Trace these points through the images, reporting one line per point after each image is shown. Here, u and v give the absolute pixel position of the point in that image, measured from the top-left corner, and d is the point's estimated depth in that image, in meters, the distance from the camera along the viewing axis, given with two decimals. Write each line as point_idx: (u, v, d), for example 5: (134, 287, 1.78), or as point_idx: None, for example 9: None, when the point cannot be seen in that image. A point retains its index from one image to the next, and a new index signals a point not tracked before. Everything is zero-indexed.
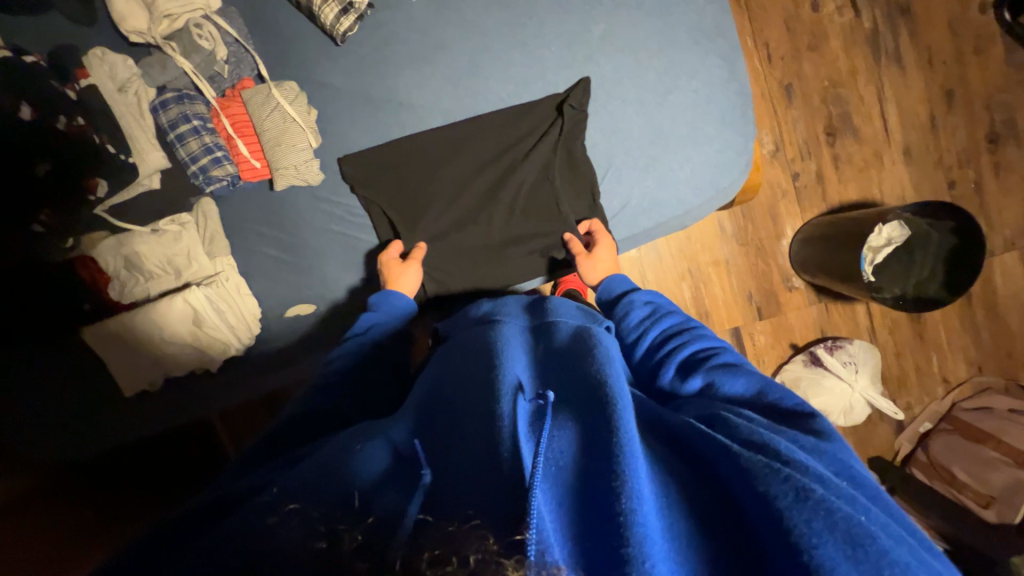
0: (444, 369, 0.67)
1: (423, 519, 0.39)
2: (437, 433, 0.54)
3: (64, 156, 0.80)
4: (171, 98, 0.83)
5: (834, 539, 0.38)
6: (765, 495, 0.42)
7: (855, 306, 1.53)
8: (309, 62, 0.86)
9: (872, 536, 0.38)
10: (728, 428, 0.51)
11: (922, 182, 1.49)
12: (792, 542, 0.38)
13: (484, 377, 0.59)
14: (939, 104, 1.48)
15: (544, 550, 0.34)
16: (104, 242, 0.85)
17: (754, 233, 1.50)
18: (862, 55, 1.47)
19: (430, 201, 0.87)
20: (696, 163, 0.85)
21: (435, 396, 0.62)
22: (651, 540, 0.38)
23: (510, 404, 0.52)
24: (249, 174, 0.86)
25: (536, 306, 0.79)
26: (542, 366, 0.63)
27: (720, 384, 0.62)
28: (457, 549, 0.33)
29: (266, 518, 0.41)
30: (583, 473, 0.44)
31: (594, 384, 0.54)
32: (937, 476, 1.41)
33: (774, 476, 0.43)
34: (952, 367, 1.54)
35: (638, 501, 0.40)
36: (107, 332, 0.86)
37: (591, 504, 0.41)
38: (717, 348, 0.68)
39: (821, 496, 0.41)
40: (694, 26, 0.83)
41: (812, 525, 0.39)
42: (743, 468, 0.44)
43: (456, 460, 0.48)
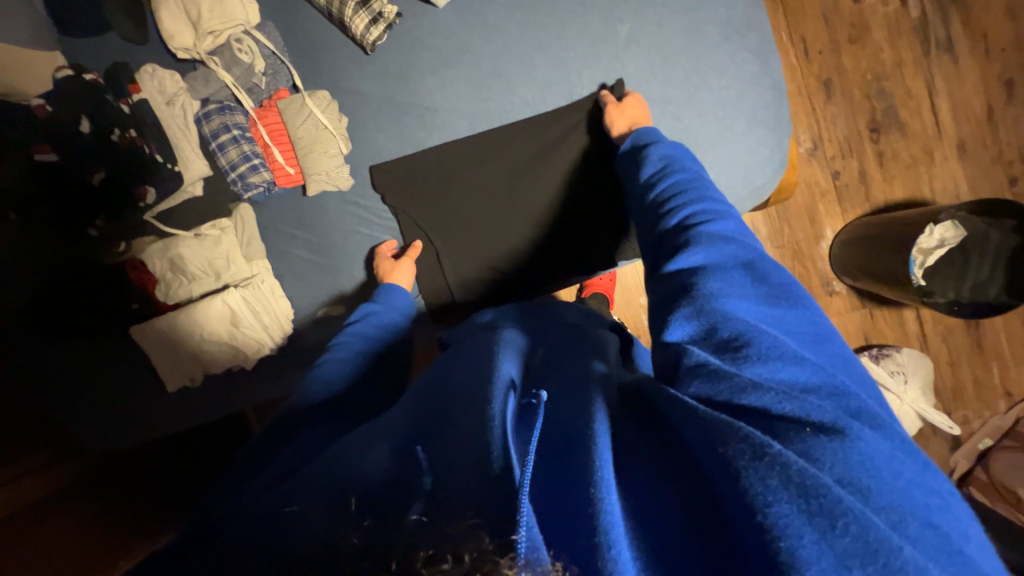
0: (436, 368, 0.65)
1: (420, 520, 0.37)
2: (431, 431, 0.51)
3: (117, 165, 0.86)
4: (214, 110, 0.88)
5: (787, 494, 0.34)
6: (724, 456, 0.37)
7: (903, 312, 1.43)
8: (340, 72, 0.89)
9: (830, 488, 0.34)
10: (694, 373, 0.45)
11: (978, 179, 1.39)
12: (748, 505, 0.34)
13: (475, 380, 0.54)
14: (996, 95, 1.38)
15: (534, 547, 0.32)
16: (151, 246, 0.91)
17: (790, 235, 1.44)
18: (908, 46, 1.39)
19: (454, 206, 0.88)
20: (727, 161, 0.81)
21: (427, 390, 0.60)
22: (617, 531, 0.35)
23: (501, 399, 0.48)
24: (283, 180, 0.90)
25: (539, 313, 0.75)
26: (539, 367, 0.58)
27: (707, 265, 0.53)
28: (454, 548, 0.31)
29: (270, 531, 0.42)
30: (560, 462, 0.41)
31: (583, 381, 0.50)
32: (999, 496, 1.29)
33: (732, 433, 0.38)
34: (1015, 379, 1.42)
35: (607, 494, 0.37)
36: (152, 330, 0.91)
37: (565, 492, 0.38)
38: (721, 212, 0.58)
39: (780, 453, 0.36)
40: (724, 21, 0.80)
41: (767, 483, 0.34)
42: (704, 427, 0.39)
43: (449, 453, 0.46)
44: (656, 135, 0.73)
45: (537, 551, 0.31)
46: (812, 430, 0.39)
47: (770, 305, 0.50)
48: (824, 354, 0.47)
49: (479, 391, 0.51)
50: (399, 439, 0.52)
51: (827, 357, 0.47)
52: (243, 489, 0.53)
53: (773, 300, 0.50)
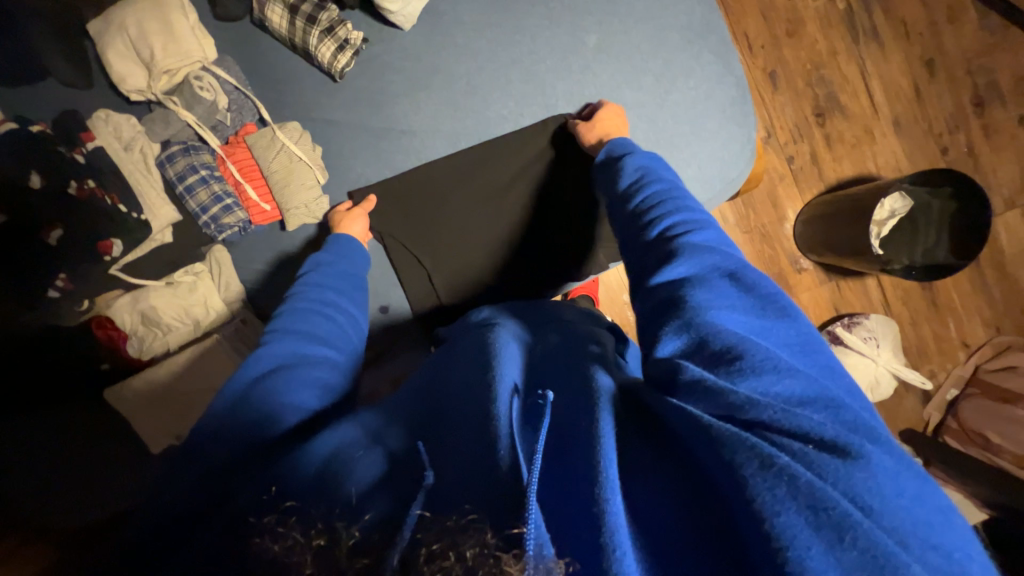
0: (419, 379, 0.60)
1: (423, 516, 0.37)
2: (429, 430, 0.50)
3: (77, 219, 0.79)
4: (177, 151, 0.84)
5: (795, 506, 0.34)
6: (731, 463, 0.38)
7: (865, 280, 1.53)
8: (309, 102, 0.87)
9: (837, 498, 0.34)
10: (689, 389, 0.45)
11: (914, 152, 1.51)
12: (755, 514, 0.35)
13: (478, 376, 0.52)
14: (921, 75, 1.51)
15: (542, 543, 0.33)
16: (119, 300, 0.86)
17: (756, 220, 1.52)
18: (839, 36, 1.50)
19: (440, 227, 0.87)
20: (702, 157, 0.84)
21: (421, 391, 0.57)
22: (623, 536, 0.36)
23: (507, 404, 0.46)
24: (260, 218, 0.87)
25: (537, 309, 0.75)
26: (544, 362, 0.57)
27: (693, 278, 0.54)
28: (455, 544, 0.32)
29: (262, 523, 0.40)
30: (563, 465, 0.41)
31: (583, 379, 0.50)
32: (972, 441, 1.41)
33: (739, 443, 0.38)
34: (970, 331, 1.54)
35: (613, 494, 0.38)
36: (128, 390, 0.85)
37: (569, 493, 0.39)
38: (701, 225, 0.61)
39: (786, 464, 0.36)
40: (684, 26, 0.84)
41: (775, 494, 0.35)
42: (711, 437, 0.39)
43: (453, 450, 0.45)
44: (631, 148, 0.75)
45: (545, 548, 0.33)
46: (815, 447, 0.39)
47: (757, 316, 0.50)
48: (815, 364, 0.48)
49: (476, 389, 0.50)
50: (393, 444, 0.50)
51: (817, 367, 0.47)
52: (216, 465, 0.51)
53: (760, 311, 0.51)
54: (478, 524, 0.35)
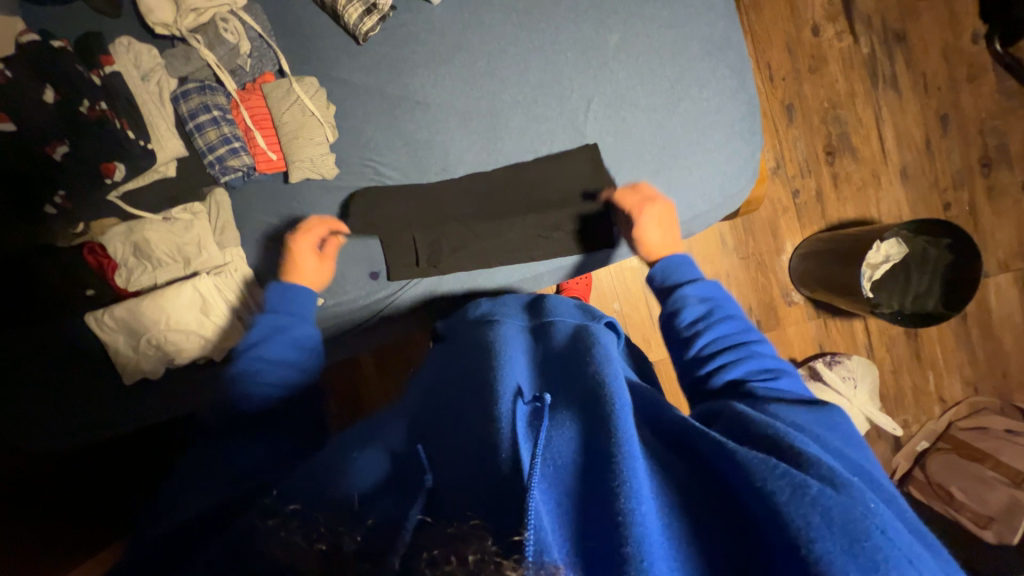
0: (447, 379, 0.64)
1: (424, 520, 0.39)
2: (434, 432, 0.53)
3: (86, 140, 0.81)
4: (193, 89, 0.85)
5: (827, 536, 0.36)
6: (761, 488, 0.40)
7: (853, 322, 1.55)
8: (329, 61, 0.88)
9: (868, 530, 0.37)
10: (742, 430, 0.51)
11: (917, 203, 1.53)
12: (790, 538, 0.37)
13: (484, 382, 0.56)
14: (934, 128, 1.53)
15: (542, 549, 0.33)
16: (114, 229, 0.87)
17: (754, 247, 1.54)
18: (859, 79, 1.52)
19: (426, 198, 0.89)
20: (705, 169, 0.86)
21: (437, 395, 0.61)
22: (651, 541, 0.36)
23: (509, 407, 0.50)
24: (264, 165, 0.88)
25: (533, 304, 0.79)
26: (542, 369, 0.62)
27: (754, 390, 0.61)
28: (457, 549, 0.33)
29: (265, 523, 0.39)
30: (589, 470, 0.43)
31: (593, 387, 0.52)
32: (936, 496, 1.41)
33: (770, 470, 0.41)
34: (949, 386, 1.55)
35: (638, 501, 0.38)
36: (111, 317, 0.86)
37: (593, 502, 0.40)
38: (773, 371, 0.65)
39: (816, 492, 0.39)
40: (706, 38, 0.85)
41: (809, 521, 0.37)
42: (739, 464, 0.43)
43: (450, 456, 0.47)
44: (688, 262, 0.78)
45: (546, 553, 0.33)
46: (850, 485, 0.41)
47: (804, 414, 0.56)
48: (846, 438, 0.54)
49: (486, 400, 0.53)
50: (398, 446, 0.52)
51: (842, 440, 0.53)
52: (209, 488, 0.53)
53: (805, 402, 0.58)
54: (479, 527, 0.36)
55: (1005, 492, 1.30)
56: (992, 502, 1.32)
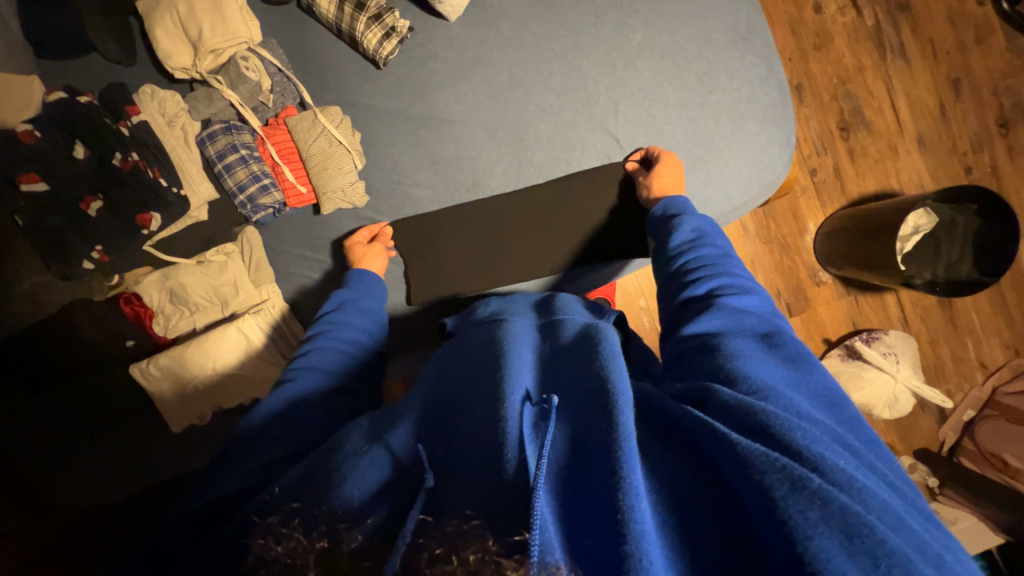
0: (438, 370, 0.59)
1: (424, 519, 0.39)
2: (432, 431, 0.50)
3: (122, 192, 0.80)
4: (218, 130, 0.84)
5: (829, 531, 0.34)
6: (761, 484, 0.38)
7: (884, 296, 1.53)
8: (350, 87, 0.88)
9: (872, 526, 0.35)
10: (724, 409, 0.45)
11: (938, 170, 1.51)
12: (789, 535, 0.35)
13: (487, 379, 0.52)
14: (947, 93, 1.51)
15: (545, 547, 0.34)
16: (148, 277, 0.87)
17: (776, 231, 1.52)
18: (866, 52, 1.51)
19: (461, 216, 0.88)
20: (741, 160, 0.84)
21: (427, 390, 0.57)
22: (649, 542, 0.36)
23: (516, 408, 0.47)
24: (295, 200, 0.88)
25: (543, 300, 0.73)
26: (548, 359, 0.57)
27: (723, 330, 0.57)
28: (457, 550, 0.33)
29: (264, 525, 0.41)
30: (573, 471, 0.42)
31: (596, 383, 0.48)
32: (989, 464, 1.39)
33: (770, 464, 0.39)
34: (989, 352, 1.53)
35: (636, 497, 0.38)
36: (154, 366, 0.85)
37: (588, 502, 0.39)
38: (746, 290, 0.63)
39: (818, 486, 0.37)
40: (730, 27, 0.84)
41: (808, 517, 0.35)
42: (741, 462, 0.40)
43: (455, 455, 0.46)
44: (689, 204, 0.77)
45: (548, 553, 0.34)
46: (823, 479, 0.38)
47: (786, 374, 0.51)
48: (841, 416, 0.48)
49: (484, 398, 0.49)
50: (400, 446, 0.50)
51: (844, 423, 0.48)
52: (219, 474, 0.54)
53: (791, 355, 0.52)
54: (477, 529, 0.36)
55: None
56: None
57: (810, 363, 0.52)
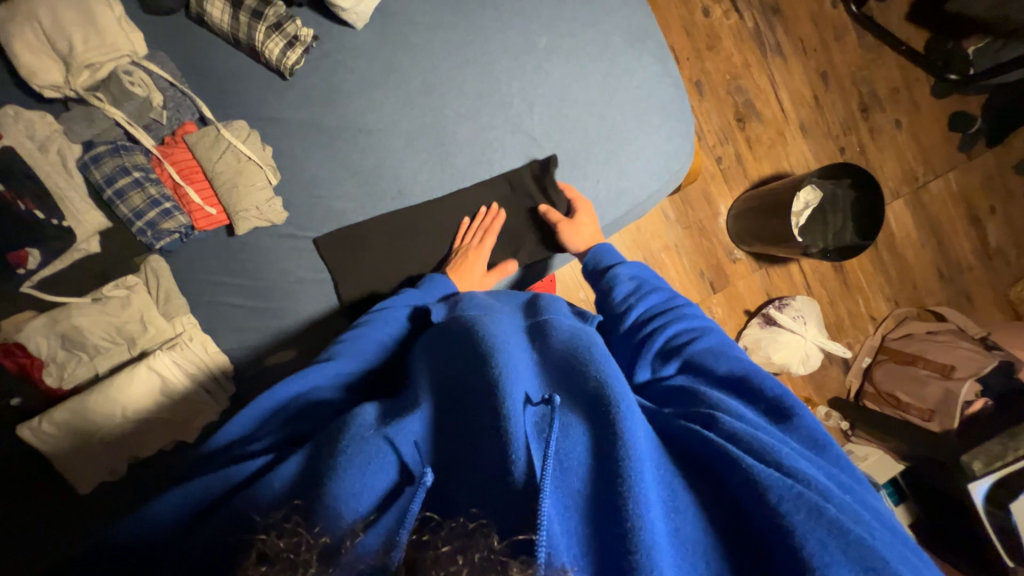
0: (442, 371, 0.58)
1: (427, 516, 0.40)
2: (450, 442, 0.49)
3: None
4: (104, 152, 0.77)
5: (842, 555, 0.37)
6: (776, 505, 0.40)
7: (789, 266, 1.71)
8: (255, 100, 0.83)
9: (884, 559, 0.37)
10: (730, 436, 0.47)
11: (819, 152, 1.72)
12: (799, 554, 0.38)
13: (483, 386, 0.52)
14: (818, 85, 1.72)
15: (552, 551, 0.36)
16: (31, 323, 0.77)
17: (694, 216, 1.65)
18: (751, 51, 1.69)
19: (389, 224, 0.87)
20: (649, 152, 0.91)
21: (440, 390, 0.56)
22: (662, 552, 0.38)
23: (520, 411, 0.48)
24: (204, 222, 0.81)
25: (528, 300, 0.75)
26: (548, 365, 0.58)
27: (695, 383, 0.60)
28: (463, 549, 0.33)
29: (265, 521, 0.39)
30: (594, 492, 0.43)
31: (598, 398, 0.49)
32: (886, 402, 1.60)
33: (784, 488, 0.41)
34: (875, 305, 1.76)
35: (649, 511, 0.40)
36: (49, 421, 0.75)
37: (605, 518, 0.41)
38: (699, 331, 0.67)
39: (835, 515, 0.39)
40: (626, 31, 0.91)
41: (823, 543, 0.38)
42: (752, 480, 0.42)
43: (462, 477, 0.45)
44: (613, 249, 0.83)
45: (555, 556, 0.36)
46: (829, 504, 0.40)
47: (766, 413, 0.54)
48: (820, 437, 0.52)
49: (492, 409, 0.49)
50: (409, 451, 0.48)
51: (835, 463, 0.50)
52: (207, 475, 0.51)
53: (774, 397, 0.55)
54: (484, 530, 0.37)
55: (939, 385, 1.47)
56: (929, 397, 1.48)
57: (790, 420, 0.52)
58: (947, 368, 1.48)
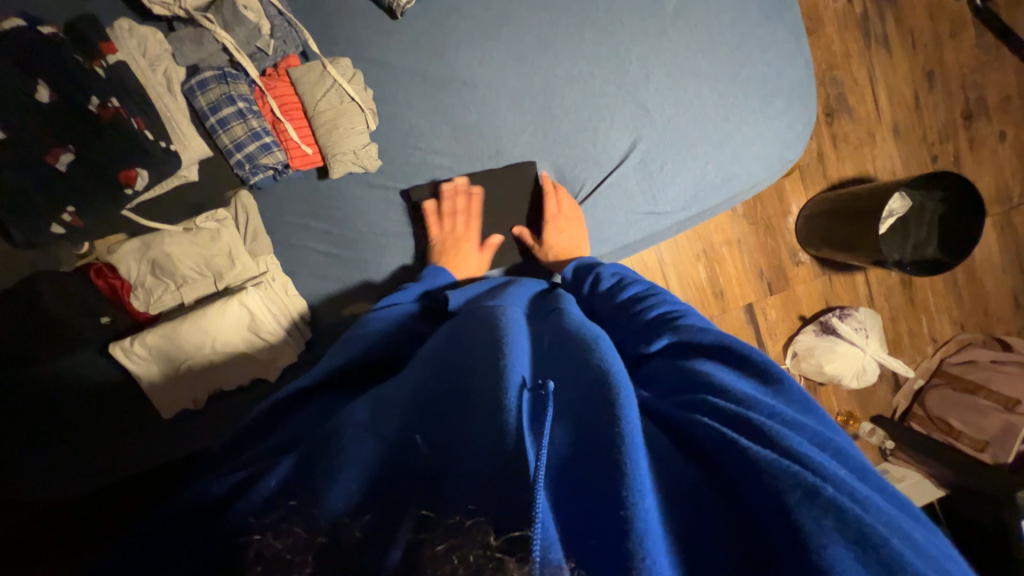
0: (436, 350, 0.54)
1: (425, 516, 0.35)
2: (430, 420, 0.44)
3: (103, 148, 0.68)
4: (211, 78, 0.74)
5: (842, 541, 0.31)
6: (774, 487, 0.33)
7: (855, 276, 1.61)
8: (362, 40, 0.80)
9: (886, 537, 0.31)
10: (721, 411, 0.40)
11: (909, 159, 1.58)
12: (800, 543, 0.31)
13: (478, 373, 0.46)
14: (922, 84, 1.56)
15: (547, 545, 0.31)
16: (125, 246, 0.76)
17: (762, 212, 1.57)
18: (854, 39, 1.53)
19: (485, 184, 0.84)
20: (767, 138, 0.86)
21: (433, 365, 0.51)
22: (654, 537, 0.32)
23: (515, 398, 0.42)
24: (299, 161, 0.79)
25: (539, 299, 0.69)
26: (544, 353, 0.52)
27: (671, 363, 0.50)
28: (457, 548, 0.31)
29: (263, 523, 0.35)
30: (575, 475, 0.37)
31: (597, 381, 0.43)
32: (934, 426, 1.50)
33: (783, 471, 0.34)
34: (939, 327, 1.62)
35: (642, 494, 0.34)
36: (142, 347, 0.77)
37: (587, 499, 0.36)
38: (683, 312, 0.57)
39: (833, 495, 0.32)
40: (765, 1, 0.83)
41: (822, 525, 0.31)
42: (750, 464, 0.35)
43: (455, 444, 0.40)
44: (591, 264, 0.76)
45: (552, 551, 0.31)
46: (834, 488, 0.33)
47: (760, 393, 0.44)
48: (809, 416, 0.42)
49: (479, 385, 0.44)
50: (387, 427, 0.43)
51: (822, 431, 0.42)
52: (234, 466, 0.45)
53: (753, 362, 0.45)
54: (481, 525, 0.33)
55: (1001, 417, 1.37)
56: (987, 427, 1.39)
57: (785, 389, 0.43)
58: (1011, 401, 1.38)
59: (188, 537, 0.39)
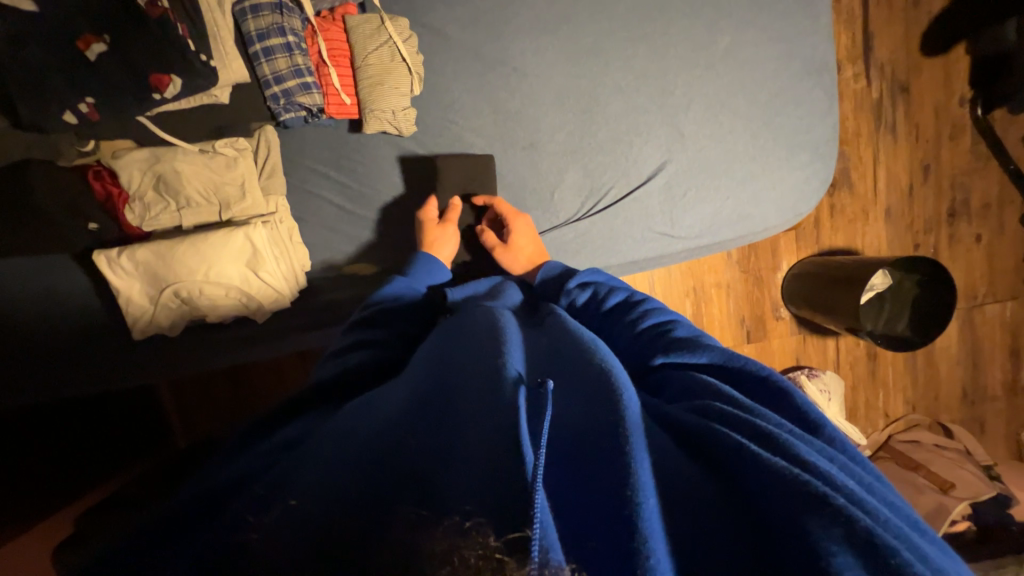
0: (432, 353, 0.53)
1: (421, 516, 0.33)
2: (421, 418, 0.43)
3: (141, 46, 0.65)
4: (266, 4, 0.73)
5: (850, 550, 0.31)
6: (782, 493, 0.34)
7: (827, 341, 1.68)
8: (422, 4, 0.80)
9: (897, 548, 0.31)
10: (728, 418, 0.41)
11: (894, 241, 1.68)
12: (809, 548, 0.31)
13: (478, 372, 0.45)
14: (918, 176, 1.66)
15: (548, 547, 0.28)
16: (133, 154, 0.73)
17: (755, 263, 1.63)
18: (866, 121, 1.61)
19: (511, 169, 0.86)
20: (786, 185, 0.90)
21: (431, 367, 0.50)
22: (656, 534, 0.33)
23: (513, 394, 0.41)
24: (335, 109, 0.78)
25: (533, 307, 0.70)
26: (547, 352, 0.52)
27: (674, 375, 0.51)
28: (452, 551, 0.27)
29: (263, 524, 0.35)
30: (582, 466, 0.37)
31: (599, 377, 0.44)
32: None
33: (791, 477, 0.34)
34: (893, 405, 1.71)
35: (645, 495, 0.34)
36: (126, 260, 0.73)
37: (593, 485, 0.36)
38: (670, 322, 0.60)
39: (843, 505, 0.32)
40: (808, 59, 0.88)
41: (829, 532, 0.31)
42: (757, 467, 0.36)
43: (456, 443, 0.39)
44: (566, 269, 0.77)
45: (551, 552, 0.28)
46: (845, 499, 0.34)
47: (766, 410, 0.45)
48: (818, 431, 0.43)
49: (480, 383, 0.44)
50: (381, 421, 0.43)
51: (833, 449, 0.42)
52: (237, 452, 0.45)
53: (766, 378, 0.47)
54: (480, 526, 0.30)
55: (934, 497, 1.45)
56: (920, 504, 1.46)
57: (791, 403, 0.45)
58: (946, 484, 1.46)
59: (188, 529, 0.38)
